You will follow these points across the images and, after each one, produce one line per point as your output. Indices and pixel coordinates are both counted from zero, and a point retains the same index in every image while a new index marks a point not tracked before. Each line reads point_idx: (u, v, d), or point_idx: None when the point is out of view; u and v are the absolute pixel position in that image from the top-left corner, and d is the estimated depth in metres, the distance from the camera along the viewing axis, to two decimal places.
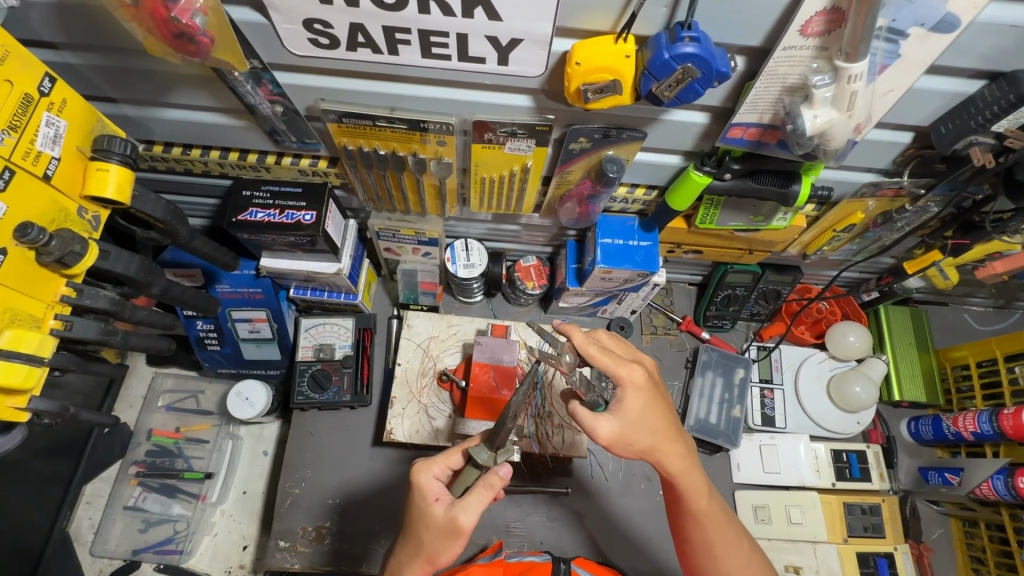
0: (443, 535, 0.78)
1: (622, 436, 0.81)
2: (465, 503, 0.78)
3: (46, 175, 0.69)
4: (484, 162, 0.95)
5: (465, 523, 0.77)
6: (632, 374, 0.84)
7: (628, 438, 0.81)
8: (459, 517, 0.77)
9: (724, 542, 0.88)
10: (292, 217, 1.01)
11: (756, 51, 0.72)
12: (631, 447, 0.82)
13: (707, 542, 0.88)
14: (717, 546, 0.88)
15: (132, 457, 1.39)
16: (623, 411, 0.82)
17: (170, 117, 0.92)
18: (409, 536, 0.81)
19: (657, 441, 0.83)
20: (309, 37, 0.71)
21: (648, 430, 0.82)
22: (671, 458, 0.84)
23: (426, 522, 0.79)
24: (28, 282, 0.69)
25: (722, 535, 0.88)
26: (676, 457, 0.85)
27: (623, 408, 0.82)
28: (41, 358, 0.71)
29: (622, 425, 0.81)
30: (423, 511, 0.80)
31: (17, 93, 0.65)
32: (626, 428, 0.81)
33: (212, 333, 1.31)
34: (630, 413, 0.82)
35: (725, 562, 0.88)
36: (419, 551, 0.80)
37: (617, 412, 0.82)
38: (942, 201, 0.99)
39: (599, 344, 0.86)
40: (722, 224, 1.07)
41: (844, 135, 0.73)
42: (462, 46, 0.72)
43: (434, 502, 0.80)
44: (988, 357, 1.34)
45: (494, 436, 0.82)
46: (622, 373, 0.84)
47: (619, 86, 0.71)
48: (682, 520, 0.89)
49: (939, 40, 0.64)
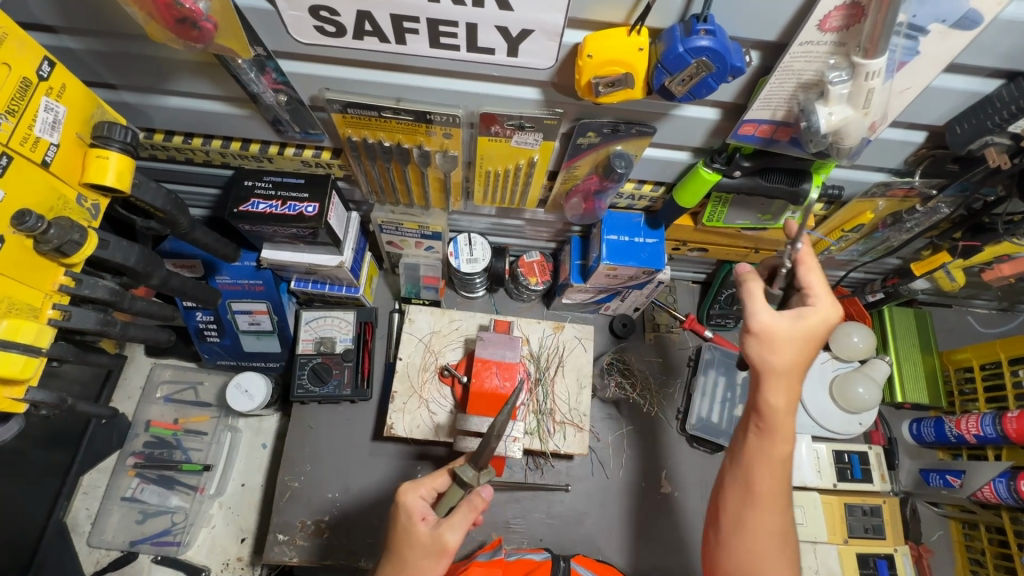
0: (429, 555, 0.78)
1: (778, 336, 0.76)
2: (452, 523, 0.79)
3: (44, 162, 0.67)
4: (490, 156, 0.94)
5: (450, 542, 0.78)
6: (806, 307, 0.76)
7: (745, 340, 0.78)
8: (444, 537, 0.78)
9: (768, 500, 0.79)
10: (293, 209, 1.00)
11: (771, 46, 0.70)
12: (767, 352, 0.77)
13: (759, 489, 0.79)
14: (767, 498, 0.79)
15: (130, 449, 1.38)
16: (763, 326, 0.76)
17: (171, 105, 0.90)
18: (392, 558, 0.81)
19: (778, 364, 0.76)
20: (315, 24, 0.69)
21: (786, 353, 0.76)
22: (779, 395, 0.77)
23: (412, 542, 0.80)
24: (25, 271, 0.68)
25: (773, 490, 0.79)
26: (785, 397, 0.77)
27: (769, 317, 0.76)
28: (40, 348, 0.69)
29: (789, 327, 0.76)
30: (410, 531, 0.81)
31: (15, 77, 0.64)
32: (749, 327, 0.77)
33: (212, 324, 1.30)
34: (769, 328, 0.76)
35: (755, 527, 0.79)
36: (404, 572, 0.78)
37: (777, 316, 0.76)
38: (953, 203, 0.98)
39: (781, 262, 0.80)
40: (730, 222, 1.06)
41: (859, 133, 0.72)
42: (471, 37, 0.70)
43: (419, 522, 0.81)
44: (992, 360, 1.33)
45: (477, 453, 0.80)
46: (765, 313, 0.77)
47: (630, 79, 0.70)
48: (738, 460, 0.82)
49: (961, 37, 0.63)
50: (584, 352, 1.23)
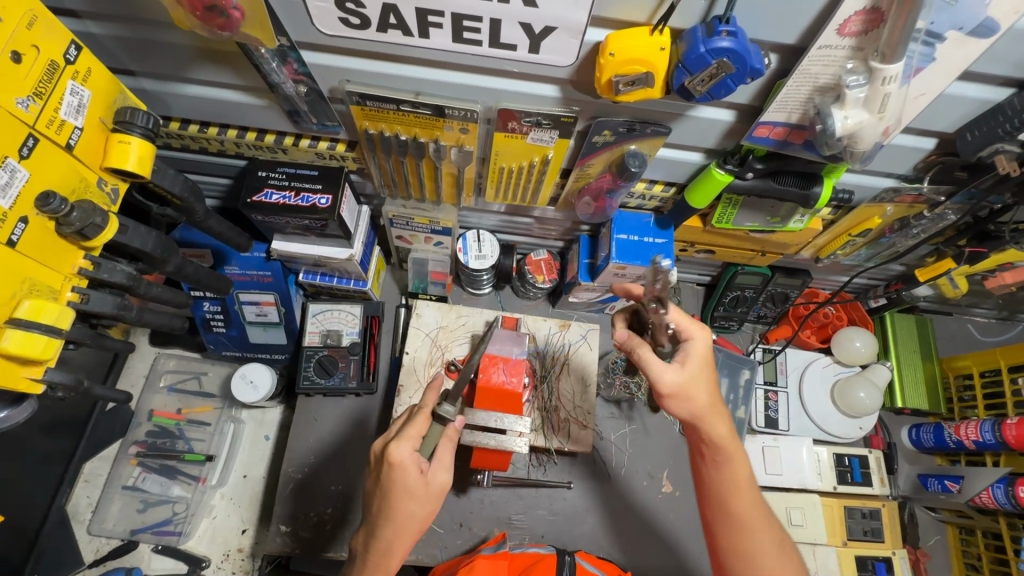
0: (428, 499, 0.83)
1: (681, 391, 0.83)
2: (445, 462, 0.85)
3: (68, 145, 0.68)
4: (504, 152, 0.95)
5: (445, 481, 0.85)
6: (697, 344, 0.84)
7: (685, 390, 0.83)
8: (444, 478, 0.84)
9: (753, 534, 0.82)
10: (307, 200, 1.00)
11: (790, 49, 0.71)
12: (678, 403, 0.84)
13: (750, 517, 0.83)
14: (750, 532, 0.82)
15: (132, 438, 1.37)
16: (688, 363, 0.83)
17: (190, 93, 0.91)
18: (393, 516, 0.81)
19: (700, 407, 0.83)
20: (339, 15, 0.70)
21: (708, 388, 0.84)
22: (716, 425, 0.83)
23: (416, 492, 0.82)
24: (45, 253, 0.68)
25: (749, 519, 0.83)
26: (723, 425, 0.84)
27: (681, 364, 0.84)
28: (59, 329, 0.69)
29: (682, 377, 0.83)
30: (412, 483, 0.81)
31: (43, 60, 0.64)
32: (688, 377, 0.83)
33: (219, 314, 1.30)
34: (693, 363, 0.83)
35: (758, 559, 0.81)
36: (410, 521, 0.82)
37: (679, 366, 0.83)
38: (959, 210, 0.99)
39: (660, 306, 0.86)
40: (739, 224, 1.07)
41: (873, 137, 0.73)
42: (493, 32, 0.71)
43: (420, 472, 0.82)
44: (992, 367, 1.35)
45: (452, 389, 0.88)
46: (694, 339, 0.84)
47: (651, 78, 0.71)
48: (708, 502, 0.86)
49: (977, 44, 0.64)
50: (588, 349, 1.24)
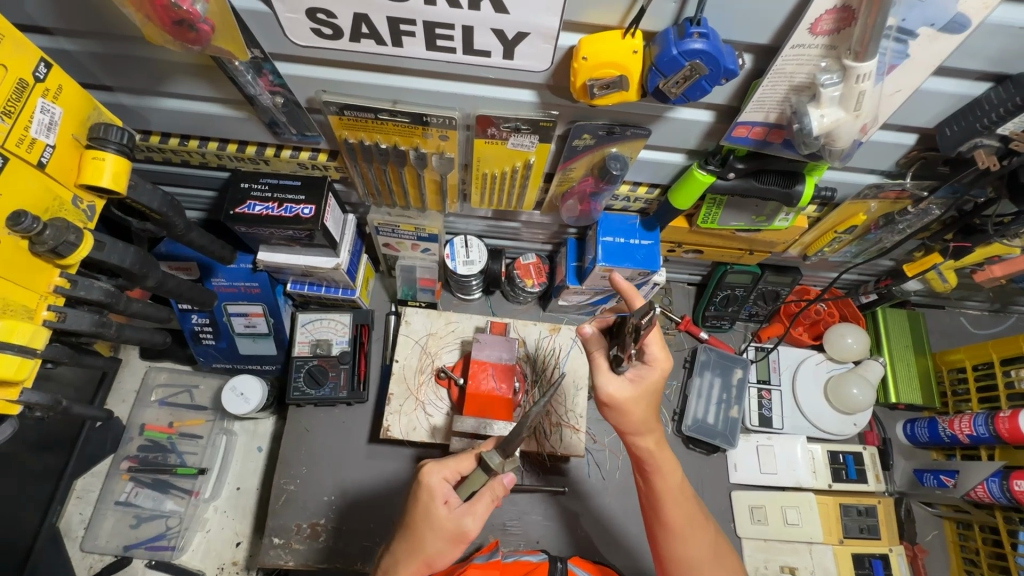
0: (447, 539, 0.81)
1: (625, 402, 0.82)
2: (474, 511, 0.82)
3: (40, 163, 0.68)
4: (486, 158, 0.94)
5: (467, 528, 0.82)
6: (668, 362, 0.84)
7: (630, 404, 0.82)
8: (466, 525, 0.81)
9: (692, 528, 0.88)
10: (290, 211, 1.00)
11: (764, 49, 0.71)
12: (630, 412, 0.83)
13: (683, 520, 0.87)
14: (686, 528, 0.88)
15: (124, 452, 1.36)
16: (642, 383, 0.82)
17: (168, 107, 0.90)
18: (408, 536, 0.82)
19: (633, 424, 0.84)
20: (311, 26, 0.70)
21: (647, 409, 0.84)
22: (644, 439, 0.86)
23: (433, 525, 0.81)
24: (19, 271, 0.68)
25: (689, 517, 0.88)
26: (653, 436, 0.86)
27: (637, 379, 0.82)
28: (34, 349, 0.70)
29: (630, 389, 0.82)
30: (430, 512, 0.81)
31: (12, 79, 0.64)
32: (632, 396, 0.82)
33: (207, 327, 1.29)
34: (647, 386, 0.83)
35: (692, 546, 0.88)
36: (420, 551, 0.81)
37: (631, 381, 0.82)
38: (944, 204, 0.99)
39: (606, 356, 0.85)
40: (725, 223, 1.06)
41: (850, 135, 0.73)
42: (467, 39, 0.71)
43: (442, 505, 0.82)
44: (985, 360, 1.34)
45: (508, 445, 0.80)
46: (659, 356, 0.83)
47: (625, 82, 0.71)
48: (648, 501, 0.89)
49: (948, 41, 0.64)
50: (579, 353, 1.23)
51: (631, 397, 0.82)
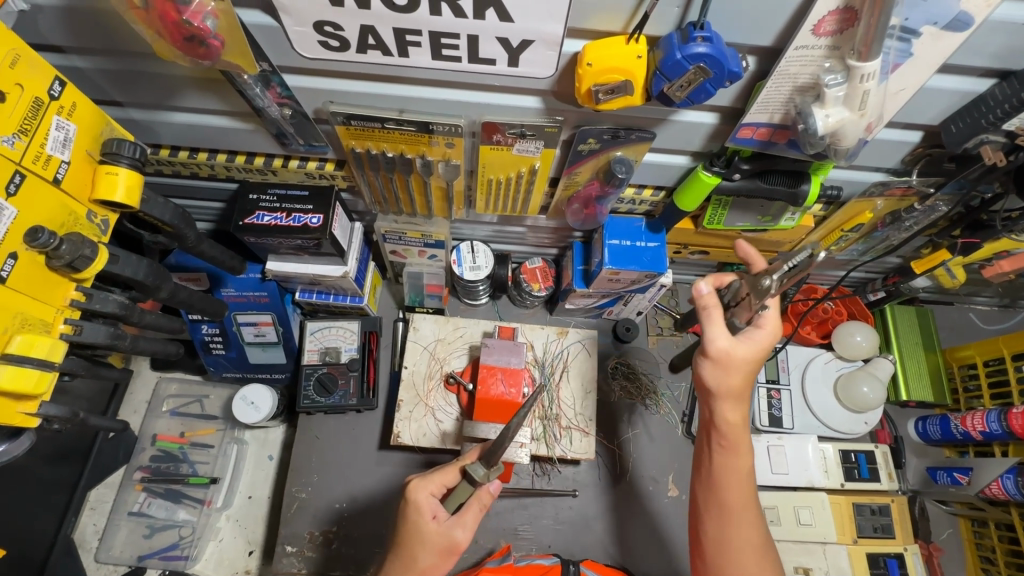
0: (439, 551, 0.82)
1: (732, 355, 0.79)
2: (463, 521, 0.83)
3: (55, 179, 0.69)
4: (491, 164, 0.95)
5: (459, 539, 0.83)
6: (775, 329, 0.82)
7: (732, 362, 0.79)
8: (457, 536, 0.83)
9: (747, 520, 0.85)
10: (298, 220, 1.01)
11: (767, 51, 0.72)
12: (727, 369, 0.80)
13: (738, 505, 0.84)
14: (740, 517, 0.84)
15: (136, 463, 1.37)
16: (753, 338, 0.80)
17: (178, 121, 0.92)
18: (401, 554, 0.83)
19: (730, 386, 0.81)
20: (319, 39, 0.71)
21: (748, 374, 0.81)
22: (732, 409, 0.82)
23: (423, 540, 0.82)
24: (36, 287, 0.69)
25: (746, 507, 0.85)
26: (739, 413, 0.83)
27: (750, 337, 0.80)
28: (52, 363, 0.70)
29: (741, 345, 0.79)
30: (419, 528, 0.82)
31: (27, 97, 0.65)
32: (741, 354, 0.79)
33: (217, 337, 1.30)
34: (757, 345, 0.79)
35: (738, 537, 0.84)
36: (413, 568, 0.82)
37: (738, 338, 0.80)
38: (950, 201, 0.99)
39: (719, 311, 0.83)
40: (730, 224, 1.07)
41: (855, 134, 0.73)
42: (472, 48, 0.71)
43: (431, 520, 0.83)
44: (995, 356, 1.34)
45: (490, 455, 0.80)
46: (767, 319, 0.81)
47: (630, 86, 0.71)
48: (705, 479, 0.87)
49: (952, 39, 0.64)
50: (586, 356, 1.24)
51: (741, 354, 0.79)
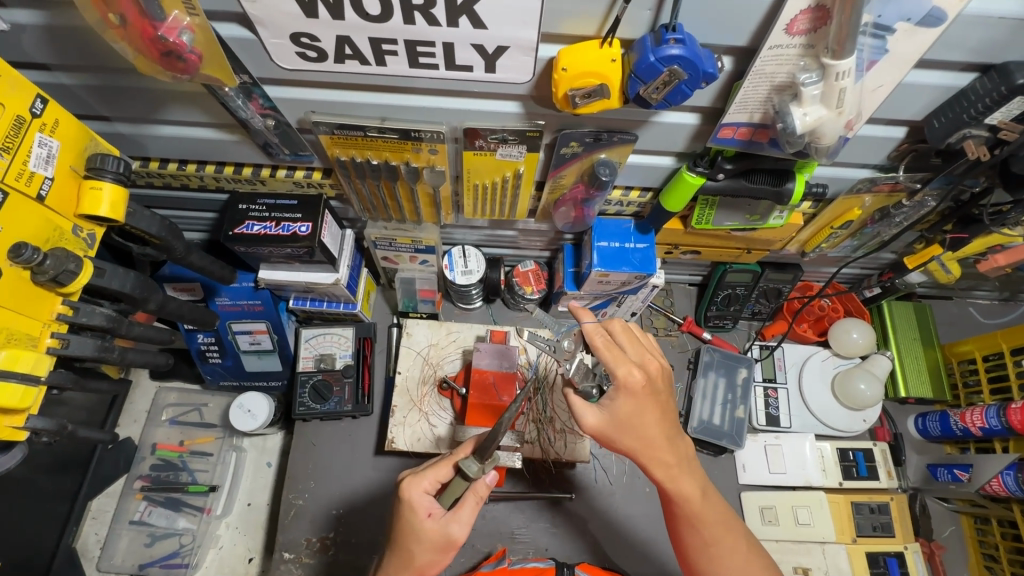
0: (435, 548, 0.82)
1: (606, 431, 0.83)
2: (459, 517, 0.82)
3: (39, 195, 0.70)
4: (476, 169, 0.95)
5: (456, 535, 0.82)
6: (629, 376, 0.80)
7: (615, 433, 0.83)
8: (453, 532, 0.82)
9: (721, 545, 0.87)
10: (287, 229, 1.01)
11: (743, 51, 0.71)
12: (617, 444, 0.84)
13: (713, 547, 0.87)
14: (712, 546, 0.87)
15: (137, 472, 1.39)
16: (610, 411, 0.83)
17: (164, 134, 0.93)
18: (398, 551, 0.83)
19: (639, 447, 0.83)
20: (296, 50, 0.71)
21: (634, 432, 0.83)
22: (657, 465, 0.85)
23: (418, 537, 0.82)
24: (21, 301, 0.70)
25: (717, 537, 0.87)
26: (664, 462, 0.85)
27: (613, 408, 0.82)
28: (37, 377, 0.72)
29: (606, 420, 0.83)
30: (415, 526, 0.82)
31: (9, 116, 0.66)
32: (611, 425, 0.83)
33: (213, 345, 1.32)
34: (619, 413, 0.82)
35: (723, 562, 0.87)
36: (410, 564, 0.82)
37: (606, 408, 0.83)
38: (939, 195, 0.98)
39: (607, 336, 0.83)
40: (719, 223, 1.06)
41: (835, 132, 0.73)
42: (448, 55, 0.72)
43: (426, 518, 0.82)
44: (994, 351, 1.32)
45: (484, 450, 0.80)
46: (619, 373, 0.80)
47: (606, 90, 0.71)
48: (675, 523, 0.89)
49: (926, 34, 0.64)
50: None
51: (616, 425, 0.83)
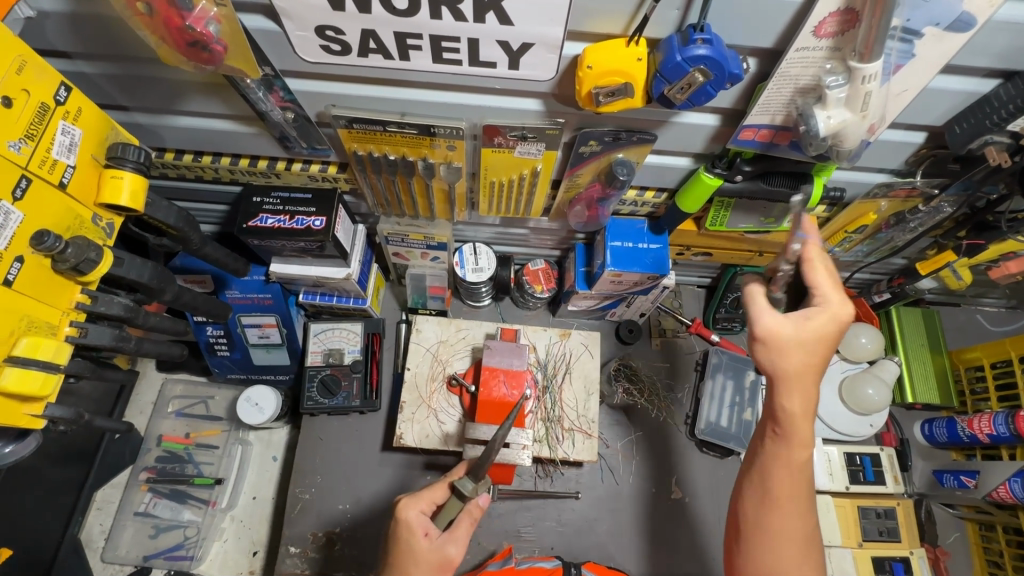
0: (433, 569, 0.81)
1: (778, 335, 0.71)
2: (455, 538, 0.83)
3: (61, 183, 0.69)
4: (493, 166, 0.95)
5: (452, 555, 0.82)
6: (843, 308, 0.70)
7: (786, 345, 0.71)
8: (450, 552, 0.82)
9: (796, 542, 0.74)
10: (301, 223, 1.01)
11: (768, 52, 0.71)
12: (775, 353, 0.71)
13: (789, 501, 0.74)
14: (791, 505, 0.74)
15: (142, 463, 1.39)
16: (802, 320, 0.71)
17: (181, 125, 0.92)
18: (394, 572, 0.82)
19: (785, 368, 0.71)
20: (320, 43, 0.71)
21: (801, 358, 0.71)
22: (792, 403, 0.72)
23: (416, 558, 0.81)
24: (42, 290, 0.70)
25: (798, 500, 0.74)
26: (806, 414, 0.72)
27: (803, 321, 0.70)
28: (57, 365, 0.71)
29: (795, 326, 0.70)
30: (412, 547, 0.81)
31: (34, 103, 0.66)
32: (788, 331, 0.71)
33: (222, 338, 1.31)
34: (811, 330, 0.70)
35: (780, 526, 0.74)
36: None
37: (794, 319, 0.71)
38: (955, 202, 0.98)
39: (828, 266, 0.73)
40: (733, 226, 1.06)
41: (857, 136, 0.73)
42: (473, 51, 0.72)
43: (423, 538, 0.82)
44: (1003, 358, 1.32)
45: (478, 469, 0.82)
46: (828, 299, 0.70)
47: (630, 89, 0.71)
48: (763, 462, 0.76)
49: (955, 39, 0.64)
50: (590, 359, 1.23)
51: (785, 337, 0.71)
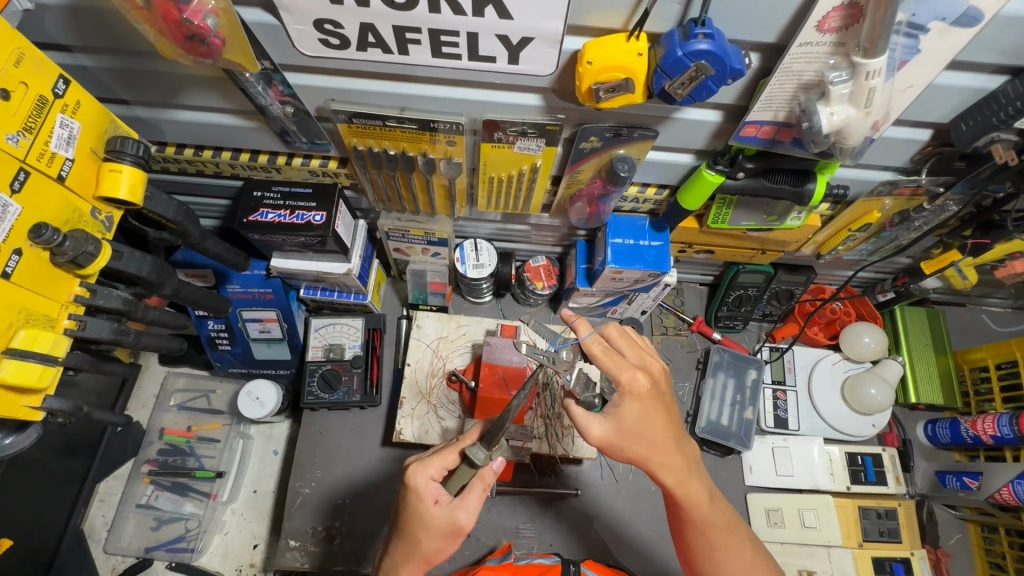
0: (442, 535, 0.81)
1: (614, 441, 0.81)
2: (466, 504, 0.81)
3: (60, 176, 0.70)
4: (493, 161, 0.94)
5: (462, 522, 0.81)
6: (634, 380, 0.81)
7: (621, 444, 0.81)
8: (461, 519, 0.81)
9: (727, 549, 0.87)
10: (301, 218, 1.01)
11: (771, 47, 0.71)
12: (621, 452, 0.82)
13: (721, 545, 0.87)
14: (721, 551, 0.87)
15: (145, 456, 1.39)
16: (620, 416, 0.80)
17: (182, 118, 0.92)
18: (405, 538, 0.83)
19: (644, 450, 0.81)
20: (319, 37, 0.71)
21: (643, 438, 0.81)
22: (667, 470, 0.83)
23: (426, 525, 0.81)
24: (41, 282, 0.70)
25: (723, 542, 0.86)
26: (672, 467, 0.83)
27: (618, 416, 0.80)
28: (55, 357, 0.71)
29: (615, 430, 0.80)
30: (422, 514, 0.81)
31: (31, 96, 0.66)
32: (619, 432, 0.81)
33: (223, 333, 1.32)
34: (626, 421, 0.80)
35: (723, 565, 0.87)
36: (418, 551, 0.82)
37: (611, 419, 0.81)
38: (961, 200, 0.97)
39: (604, 345, 0.83)
40: (736, 223, 1.05)
41: (862, 132, 0.72)
42: (472, 45, 0.71)
43: (433, 505, 0.81)
44: (1008, 359, 1.31)
45: (491, 437, 0.81)
46: (623, 378, 0.81)
47: (630, 84, 0.71)
48: (683, 528, 0.88)
49: (961, 35, 0.63)
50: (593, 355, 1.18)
51: (621, 440, 0.81)
